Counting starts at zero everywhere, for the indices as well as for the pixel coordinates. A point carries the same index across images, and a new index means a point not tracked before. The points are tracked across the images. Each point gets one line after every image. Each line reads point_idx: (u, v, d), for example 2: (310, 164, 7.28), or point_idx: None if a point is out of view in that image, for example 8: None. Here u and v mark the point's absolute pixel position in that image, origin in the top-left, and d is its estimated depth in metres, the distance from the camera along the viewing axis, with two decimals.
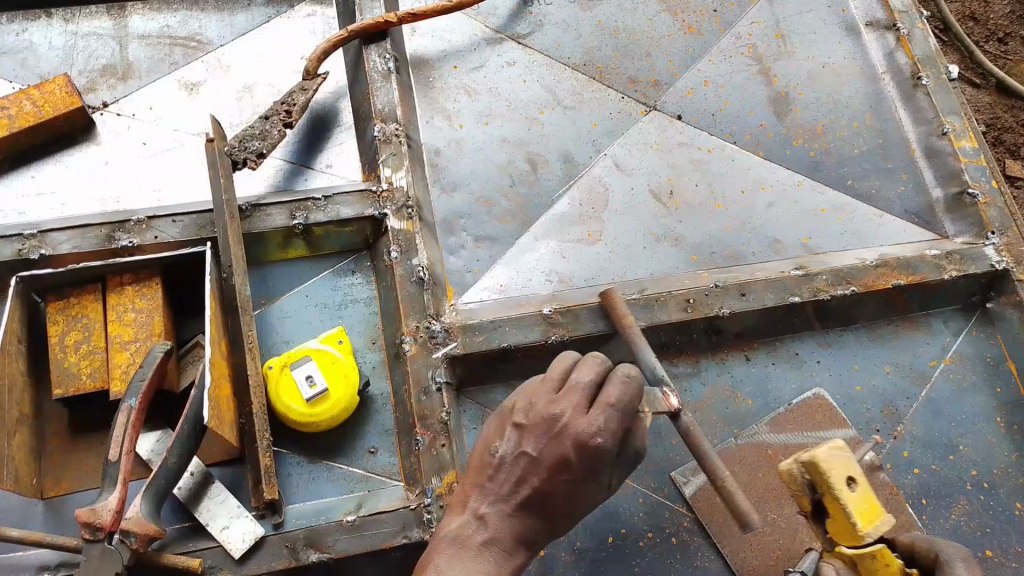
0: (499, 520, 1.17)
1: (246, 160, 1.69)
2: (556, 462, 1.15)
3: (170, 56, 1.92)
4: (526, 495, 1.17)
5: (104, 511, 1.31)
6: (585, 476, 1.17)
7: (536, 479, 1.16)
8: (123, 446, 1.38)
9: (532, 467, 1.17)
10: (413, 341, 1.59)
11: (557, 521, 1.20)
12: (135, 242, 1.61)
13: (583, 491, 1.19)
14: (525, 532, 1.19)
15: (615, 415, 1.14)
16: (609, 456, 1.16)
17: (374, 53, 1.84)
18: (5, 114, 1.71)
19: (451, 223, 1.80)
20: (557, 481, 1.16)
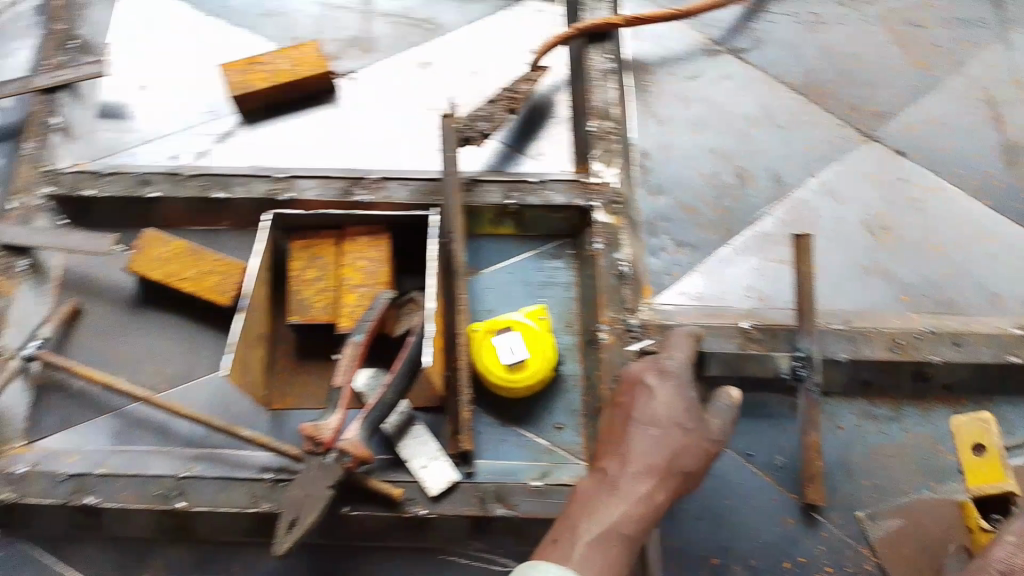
0: (621, 461, 1.30)
1: (474, 138, 1.79)
2: (641, 398, 1.36)
3: (409, 34, 2.06)
4: (630, 435, 1.32)
5: (327, 430, 1.44)
6: (675, 404, 1.34)
7: (631, 417, 1.34)
8: (347, 375, 1.51)
9: (625, 409, 1.37)
10: (610, 330, 1.65)
11: (672, 449, 1.31)
12: (369, 198, 1.78)
13: (682, 417, 1.34)
14: (650, 463, 1.29)
15: (679, 358, 1.43)
16: (676, 383, 1.38)
17: (596, 53, 1.93)
18: (264, 70, 1.91)
19: (655, 224, 1.84)
20: (652, 409, 1.34)
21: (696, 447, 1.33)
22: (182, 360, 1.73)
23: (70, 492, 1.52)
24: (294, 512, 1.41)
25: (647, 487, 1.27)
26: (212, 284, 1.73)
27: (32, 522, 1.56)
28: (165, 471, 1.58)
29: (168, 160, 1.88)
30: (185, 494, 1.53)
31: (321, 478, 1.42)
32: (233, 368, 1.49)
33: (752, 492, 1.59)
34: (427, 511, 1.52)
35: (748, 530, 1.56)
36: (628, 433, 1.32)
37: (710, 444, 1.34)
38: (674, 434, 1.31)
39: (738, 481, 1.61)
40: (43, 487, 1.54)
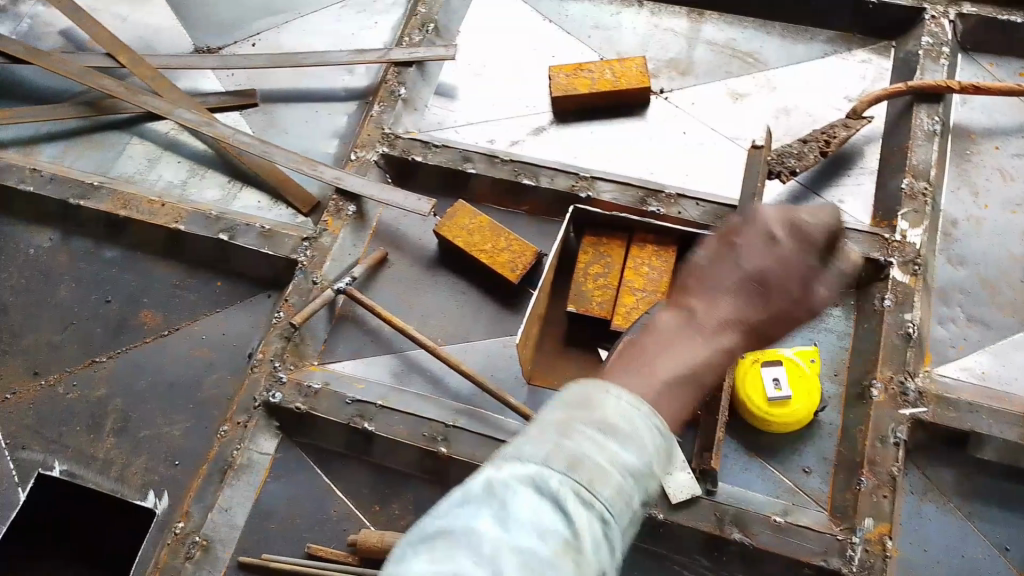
0: (710, 300, 1.00)
1: (780, 173, 1.84)
2: (747, 244, 1.02)
3: (728, 65, 2.13)
4: (723, 269, 1.01)
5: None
6: (786, 267, 0.99)
7: (725, 244, 1.04)
8: None
9: (716, 252, 1.04)
10: (882, 389, 1.65)
11: (689, 287, 1.03)
12: (661, 212, 1.89)
13: (786, 283, 0.99)
14: (730, 309, 0.99)
15: (824, 216, 1.02)
16: (817, 261, 1.00)
17: (924, 112, 1.91)
18: (589, 76, 2.07)
19: (949, 293, 1.79)
20: (759, 259, 1.00)
21: (783, 320, 1.00)
22: (461, 320, 1.87)
23: (354, 415, 1.68)
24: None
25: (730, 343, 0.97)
26: (505, 261, 1.85)
27: (313, 435, 1.72)
28: (436, 414, 1.68)
29: (486, 143, 2.08)
30: (448, 441, 1.63)
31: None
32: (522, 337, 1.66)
33: None
34: (664, 517, 1.58)
35: None
36: (717, 268, 1.02)
37: (796, 312, 1.00)
38: (773, 294, 0.99)
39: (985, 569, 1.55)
40: (331, 406, 1.70)
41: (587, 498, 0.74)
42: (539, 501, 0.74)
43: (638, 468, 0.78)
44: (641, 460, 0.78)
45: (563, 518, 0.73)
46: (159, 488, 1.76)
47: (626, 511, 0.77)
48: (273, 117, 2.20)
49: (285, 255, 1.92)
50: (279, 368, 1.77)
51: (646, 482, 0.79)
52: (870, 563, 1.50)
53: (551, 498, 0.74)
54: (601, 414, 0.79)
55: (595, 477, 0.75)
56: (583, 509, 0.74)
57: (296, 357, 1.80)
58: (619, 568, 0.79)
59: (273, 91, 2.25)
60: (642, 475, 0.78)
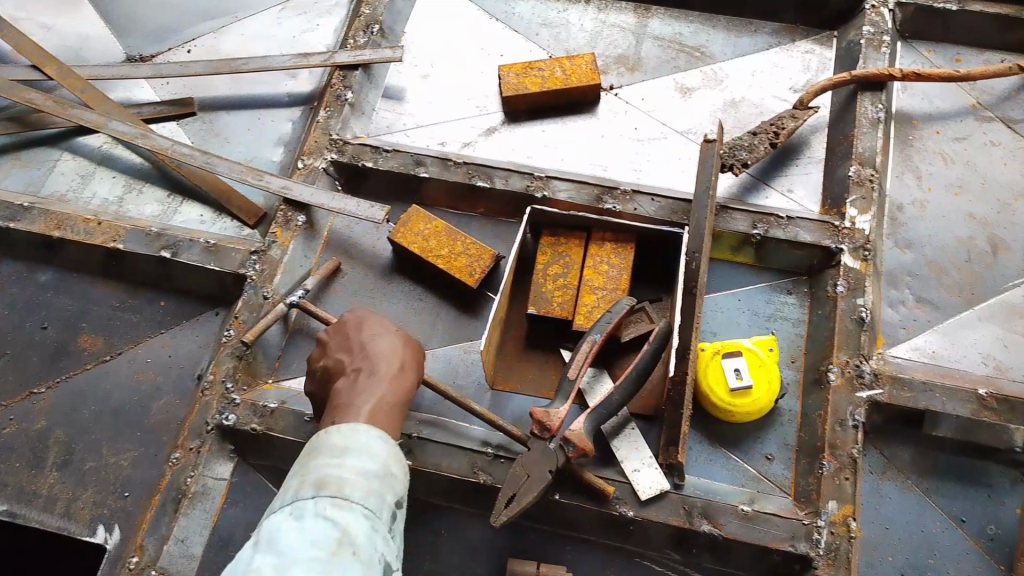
0: (354, 377, 1.37)
1: (733, 166, 1.86)
2: (372, 332, 1.45)
3: (676, 59, 2.14)
4: (342, 340, 1.46)
5: (555, 418, 1.54)
6: (385, 350, 1.41)
7: (322, 343, 1.49)
8: (580, 369, 1.61)
9: (328, 337, 1.49)
10: (840, 372, 1.68)
11: (357, 362, 1.40)
12: (618, 208, 1.89)
13: (398, 360, 1.40)
14: (381, 372, 1.37)
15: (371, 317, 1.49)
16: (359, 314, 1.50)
17: (868, 101, 1.94)
18: (540, 75, 2.06)
19: (897, 276, 1.84)
20: (377, 344, 1.42)
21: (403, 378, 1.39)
22: (422, 327, 1.85)
23: (313, 432, 1.61)
24: (510, 496, 1.48)
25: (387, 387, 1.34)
26: (463, 265, 1.83)
27: (272, 455, 1.66)
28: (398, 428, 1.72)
29: (437, 145, 2.05)
30: (413, 453, 1.67)
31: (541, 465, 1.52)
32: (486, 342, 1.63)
33: (960, 559, 1.59)
34: (633, 513, 1.59)
35: None
36: (351, 342, 1.43)
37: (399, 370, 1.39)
38: (388, 356, 1.40)
39: (942, 542, 1.60)
40: (289, 425, 1.63)
41: (337, 500, 1.07)
42: (306, 524, 1.03)
43: (377, 472, 1.14)
44: (377, 465, 1.15)
45: (333, 527, 1.03)
46: (109, 522, 1.67)
47: (378, 505, 1.11)
48: (212, 125, 2.12)
49: (233, 270, 1.83)
50: (231, 390, 1.69)
51: (382, 480, 1.15)
52: (835, 545, 1.54)
53: (312, 510, 1.05)
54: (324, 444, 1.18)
55: (340, 488, 1.09)
56: (345, 511, 1.06)
57: (250, 377, 1.74)
58: (391, 554, 1.10)
59: (211, 99, 2.17)
60: (379, 477, 1.14)
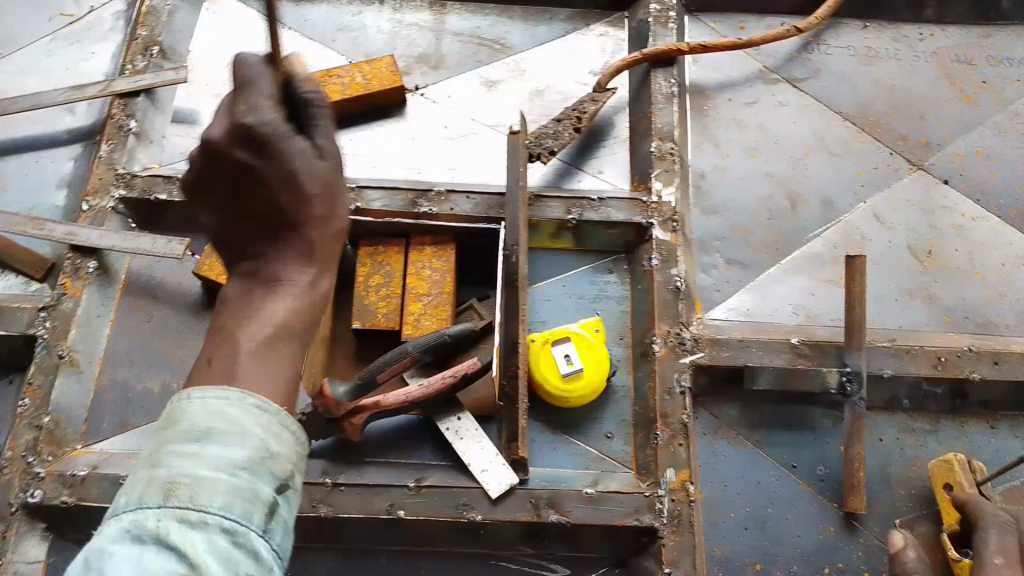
0: (272, 268, 1.00)
1: (541, 154, 1.87)
2: (267, 171, 0.95)
3: (477, 53, 2.13)
4: (265, 206, 0.98)
5: (342, 406, 1.57)
6: (306, 173, 0.97)
7: (222, 159, 0.95)
8: (384, 376, 1.58)
9: (235, 208, 1.00)
10: (663, 343, 1.73)
11: (273, 243, 1.00)
12: (434, 210, 1.85)
13: (313, 188, 0.99)
14: (313, 245, 1.01)
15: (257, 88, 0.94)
16: (262, 154, 0.94)
17: (661, 77, 2.01)
18: (339, 82, 1.98)
19: (707, 243, 1.91)
20: (294, 162, 0.96)
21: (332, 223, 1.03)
22: None
23: None
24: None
25: (313, 275, 1.01)
26: None
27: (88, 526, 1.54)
28: None
29: None
30: None
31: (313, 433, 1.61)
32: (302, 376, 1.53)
33: (797, 504, 1.65)
34: (483, 517, 1.57)
35: (790, 538, 1.62)
36: (250, 201, 0.98)
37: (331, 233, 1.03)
38: (311, 186, 0.98)
39: (780, 489, 1.66)
40: (103, 491, 1.52)
41: (187, 514, 0.73)
42: (137, 554, 0.69)
43: (251, 459, 0.79)
44: (253, 450, 0.80)
45: (178, 558, 0.69)
46: None
47: (251, 509, 0.76)
48: None
49: (21, 331, 1.69)
50: (34, 463, 1.56)
51: (258, 463, 0.80)
52: (677, 512, 1.59)
53: (154, 535, 0.70)
54: (188, 420, 0.81)
55: (193, 494, 0.74)
56: (195, 533, 0.71)
57: (54, 446, 1.59)
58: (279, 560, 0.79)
59: None
60: (253, 459, 0.79)
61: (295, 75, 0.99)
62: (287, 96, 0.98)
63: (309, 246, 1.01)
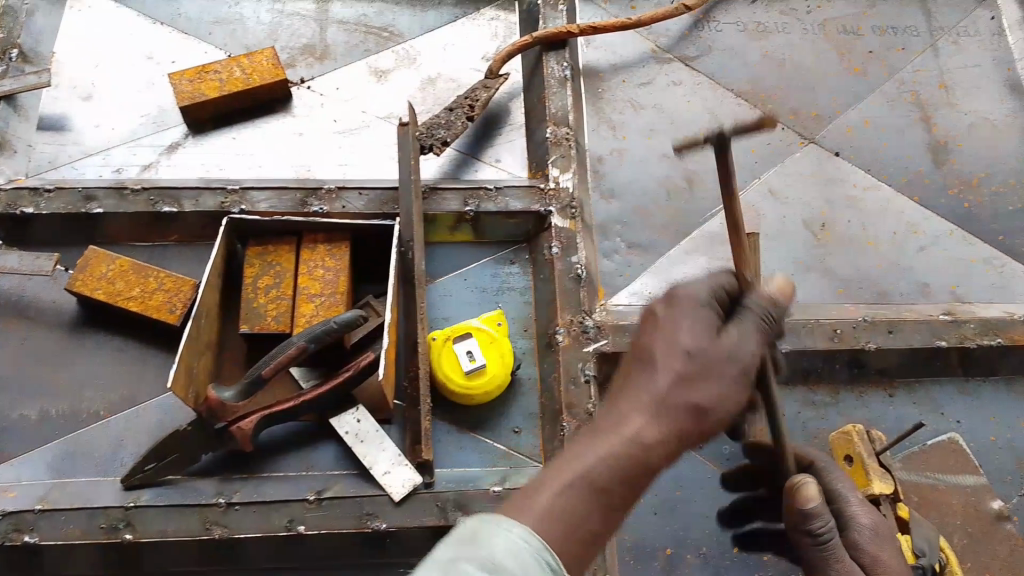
0: (607, 402, 1.07)
1: (433, 146, 1.80)
2: (658, 332, 1.10)
3: (364, 42, 2.05)
4: (709, 343, 1.07)
5: (230, 409, 1.56)
6: (701, 335, 1.08)
7: (659, 315, 1.12)
8: (269, 371, 1.55)
9: (635, 360, 1.10)
10: (566, 333, 1.71)
11: (612, 398, 1.08)
12: (325, 209, 1.77)
13: (699, 347, 1.07)
14: (651, 397, 1.04)
15: (702, 288, 1.16)
16: (698, 303, 1.13)
17: (553, 61, 1.97)
18: (217, 78, 1.89)
19: (608, 227, 1.89)
20: (680, 334, 1.08)
21: (726, 397, 1.06)
22: (129, 380, 1.72)
23: (6, 533, 1.49)
24: (155, 461, 1.56)
25: (642, 425, 1.01)
26: (160, 303, 1.70)
27: None
28: (108, 501, 1.54)
29: (113, 174, 1.86)
30: (133, 525, 1.51)
31: (199, 445, 1.59)
32: (177, 381, 1.48)
33: (704, 485, 1.65)
34: (388, 525, 1.54)
35: (699, 519, 1.62)
36: (680, 341, 1.07)
37: (694, 420, 1.04)
38: (686, 349, 1.07)
39: (688, 471, 1.66)
40: None
41: None
42: None
43: None
44: None
45: None
46: None
47: None
48: None
49: None
50: None
51: None
52: None
53: None
54: (489, 551, 0.86)
55: None
56: None
57: None
58: None
59: None
60: None
61: (775, 295, 1.19)
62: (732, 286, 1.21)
63: (656, 403, 1.03)
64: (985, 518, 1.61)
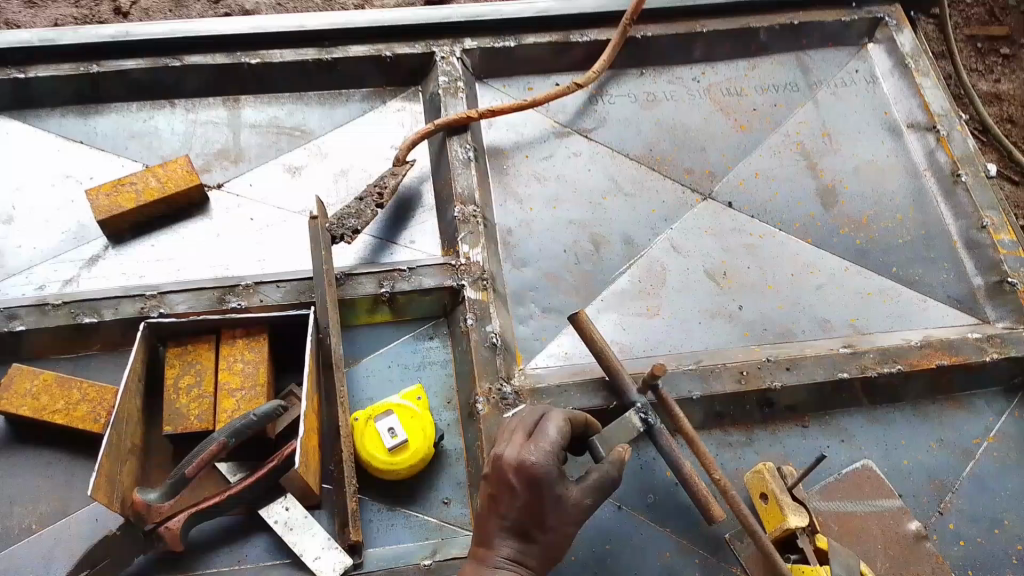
0: (488, 546, 1.37)
1: (343, 235, 1.89)
2: (495, 479, 1.36)
3: (277, 142, 2.16)
4: (557, 515, 1.36)
5: (155, 511, 1.57)
6: (527, 480, 1.33)
7: (515, 485, 1.33)
8: (194, 468, 1.56)
9: (485, 499, 1.39)
10: (486, 401, 1.73)
11: (479, 539, 1.38)
12: (243, 304, 1.82)
13: (526, 492, 1.33)
14: (507, 540, 1.36)
15: (545, 442, 1.35)
16: (552, 476, 1.34)
17: (457, 143, 2.07)
18: (133, 189, 1.95)
19: (521, 294, 1.97)
20: (511, 480, 1.33)
21: (564, 521, 1.38)
22: (58, 490, 1.71)
23: None
24: (89, 568, 1.53)
25: (508, 560, 1.35)
26: (85, 413, 1.73)
27: None
28: None
29: (36, 291, 1.91)
30: None
31: (129, 546, 1.57)
32: (100, 488, 1.46)
33: (633, 535, 1.68)
34: None
35: (631, 570, 1.64)
36: (543, 517, 1.35)
37: (554, 536, 1.38)
38: (527, 497, 1.34)
39: (618, 523, 1.69)
40: None
41: None
42: None
43: None
44: None
45: None
46: None
47: None
48: None
49: None
50: None
51: None
52: None
53: None
54: None
55: None
56: None
57: None
58: None
59: None
60: None
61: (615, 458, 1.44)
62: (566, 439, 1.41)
63: (512, 544, 1.36)
64: (905, 540, 1.63)
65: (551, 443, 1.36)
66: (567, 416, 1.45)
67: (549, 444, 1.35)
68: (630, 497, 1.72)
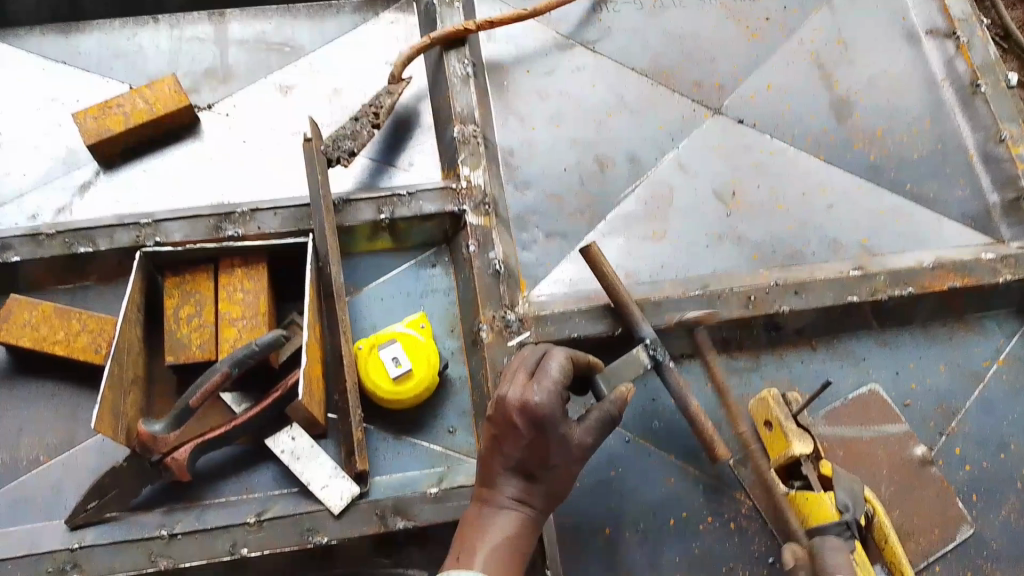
0: (494, 485, 1.37)
1: (340, 158, 1.82)
2: (499, 421, 1.35)
3: (266, 59, 2.06)
4: (561, 454, 1.36)
5: (162, 441, 1.57)
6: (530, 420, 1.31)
7: (519, 426, 1.31)
8: (198, 399, 1.55)
9: (489, 439, 1.38)
10: (489, 329, 1.71)
11: (485, 479, 1.39)
12: (240, 232, 1.77)
13: (530, 432, 1.32)
14: (512, 481, 1.36)
15: (548, 382, 1.33)
16: (555, 416, 1.32)
17: (454, 58, 1.96)
18: (121, 111, 1.88)
19: (524, 219, 1.92)
20: (514, 420, 1.32)
21: (569, 461, 1.37)
22: (65, 423, 1.72)
23: None
24: (98, 499, 1.58)
25: (514, 500, 1.36)
26: (85, 345, 1.71)
27: None
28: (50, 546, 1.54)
29: (28, 220, 1.86)
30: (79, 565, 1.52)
31: (135, 477, 1.59)
32: (102, 421, 1.46)
33: (638, 462, 1.69)
34: (330, 538, 1.55)
35: (634, 496, 1.67)
36: (547, 457, 1.34)
37: (558, 476, 1.37)
38: (530, 437, 1.33)
39: (622, 450, 1.70)
40: None
41: None
42: None
43: None
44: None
45: None
46: None
47: None
48: None
49: None
50: None
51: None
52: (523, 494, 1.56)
53: None
54: None
55: None
56: None
57: None
58: None
59: None
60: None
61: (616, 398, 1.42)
62: (569, 378, 1.39)
63: (517, 484, 1.36)
64: (910, 465, 1.68)
65: (554, 382, 1.34)
66: (571, 355, 1.42)
67: (551, 382, 1.33)
68: (635, 424, 1.72)
